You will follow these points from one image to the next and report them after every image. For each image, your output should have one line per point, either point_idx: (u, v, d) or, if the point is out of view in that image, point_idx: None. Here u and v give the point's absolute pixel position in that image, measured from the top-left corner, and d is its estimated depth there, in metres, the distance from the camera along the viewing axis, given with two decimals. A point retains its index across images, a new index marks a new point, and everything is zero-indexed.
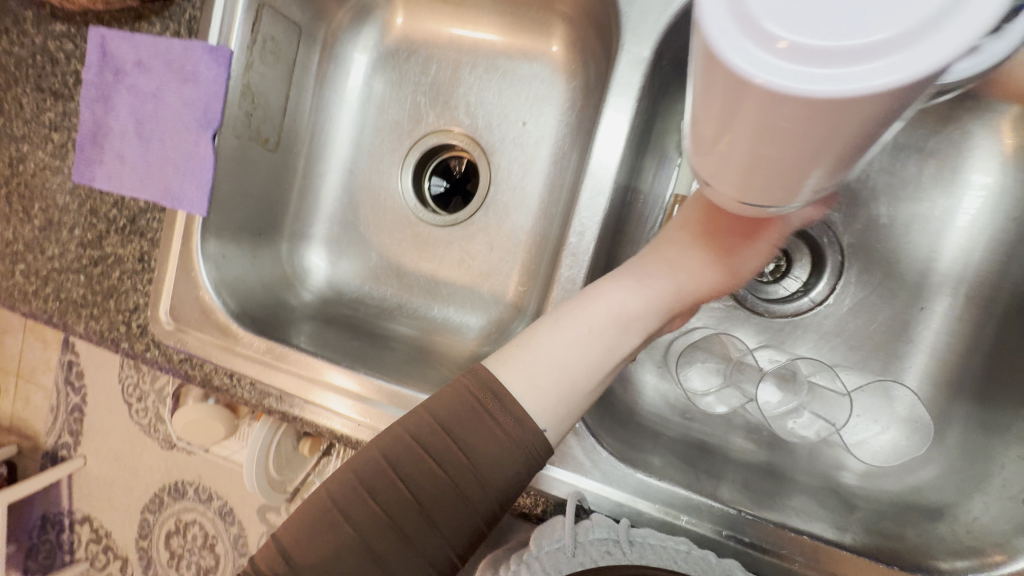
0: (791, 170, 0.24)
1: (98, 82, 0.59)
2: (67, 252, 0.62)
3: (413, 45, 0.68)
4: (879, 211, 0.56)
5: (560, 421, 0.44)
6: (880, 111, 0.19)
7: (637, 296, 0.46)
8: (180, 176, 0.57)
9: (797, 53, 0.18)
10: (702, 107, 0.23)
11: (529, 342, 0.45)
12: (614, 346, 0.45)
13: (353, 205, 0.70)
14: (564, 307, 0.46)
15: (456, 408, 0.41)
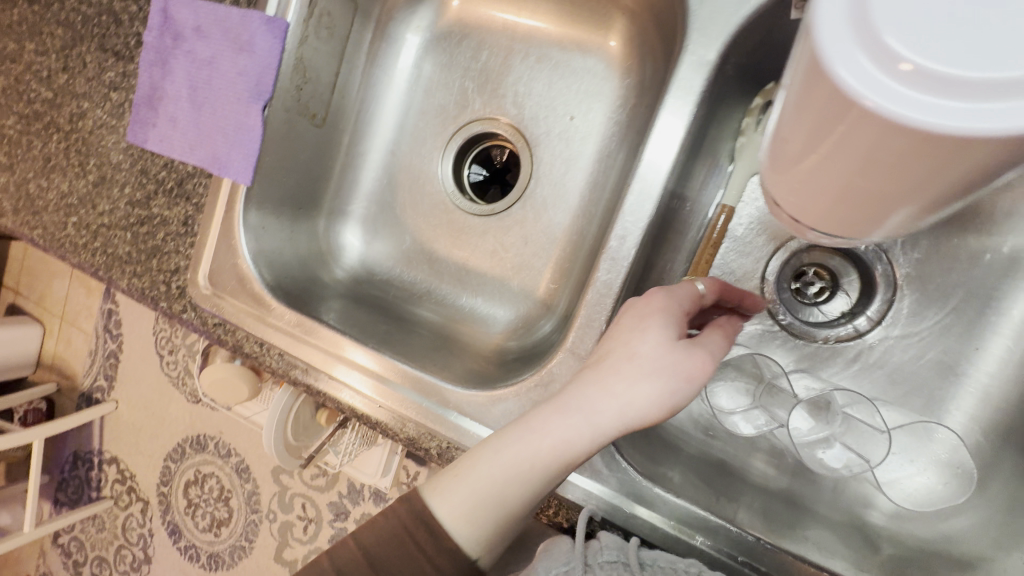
0: (876, 195, 0.24)
1: (158, 46, 0.60)
2: (117, 209, 0.64)
3: (466, 30, 0.67)
4: (943, 242, 0.53)
5: (497, 540, 0.43)
6: (987, 155, 0.20)
7: (580, 436, 0.40)
8: (228, 145, 0.58)
9: (918, 77, 0.18)
10: (802, 113, 0.24)
11: (469, 467, 0.43)
12: (555, 480, 0.42)
13: (391, 186, 0.70)
14: (509, 428, 0.42)
15: (386, 538, 0.43)
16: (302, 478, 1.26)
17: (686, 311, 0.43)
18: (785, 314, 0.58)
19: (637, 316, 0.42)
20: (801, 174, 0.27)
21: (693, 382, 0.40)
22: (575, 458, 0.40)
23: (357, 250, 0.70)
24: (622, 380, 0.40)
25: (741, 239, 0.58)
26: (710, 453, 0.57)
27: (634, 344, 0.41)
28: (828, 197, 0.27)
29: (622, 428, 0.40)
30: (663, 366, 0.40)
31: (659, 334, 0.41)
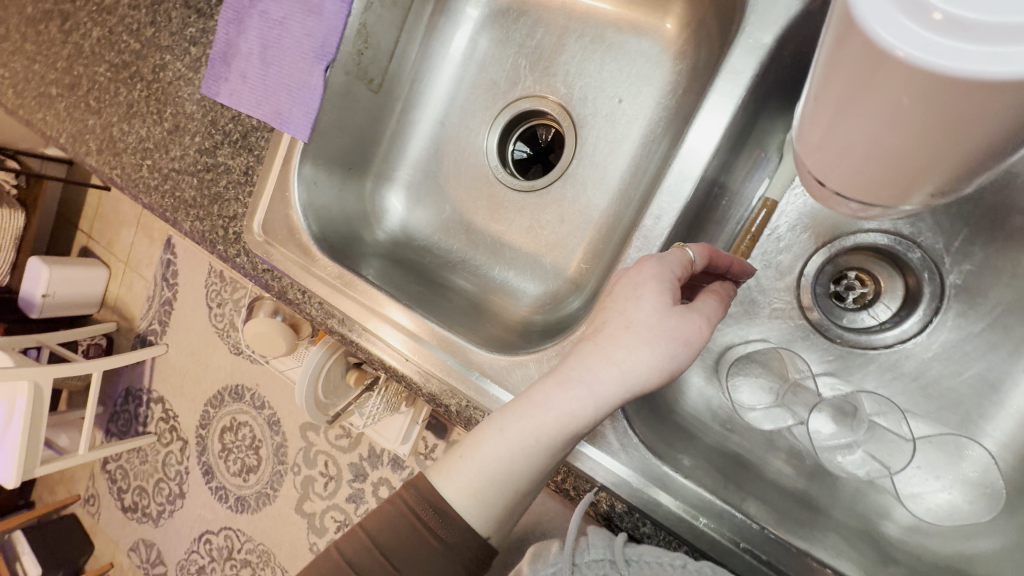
0: (908, 153, 0.25)
1: (236, 5, 0.64)
2: (187, 156, 0.69)
3: (524, 7, 0.68)
4: (998, 253, 0.50)
5: (505, 515, 0.46)
6: (1021, 104, 0.20)
7: (585, 408, 0.41)
8: (291, 101, 0.61)
9: (949, 26, 0.19)
10: (836, 70, 0.24)
11: (473, 449, 0.44)
12: (560, 452, 0.43)
13: (437, 156, 0.72)
14: (511, 408, 0.43)
15: (393, 524, 0.45)
16: (327, 437, 1.32)
17: (677, 277, 0.43)
18: (820, 317, 0.56)
19: (630, 285, 0.42)
20: (836, 138, 0.27)
21: (690, 345, 0.41)
22: (580, 429, 0.42)
23: (399, 215, 0.72)
24: (622, 351, 0.41)
25: (781, 234, 0.57)
26: (726, 445, 0.57)
27: (628, 316, 0.41)
28: (859, 157, 0.27)
29: (626, 394, 0.41)
30: (661, 334, 0.40)
31: (657, 298, 0.41)
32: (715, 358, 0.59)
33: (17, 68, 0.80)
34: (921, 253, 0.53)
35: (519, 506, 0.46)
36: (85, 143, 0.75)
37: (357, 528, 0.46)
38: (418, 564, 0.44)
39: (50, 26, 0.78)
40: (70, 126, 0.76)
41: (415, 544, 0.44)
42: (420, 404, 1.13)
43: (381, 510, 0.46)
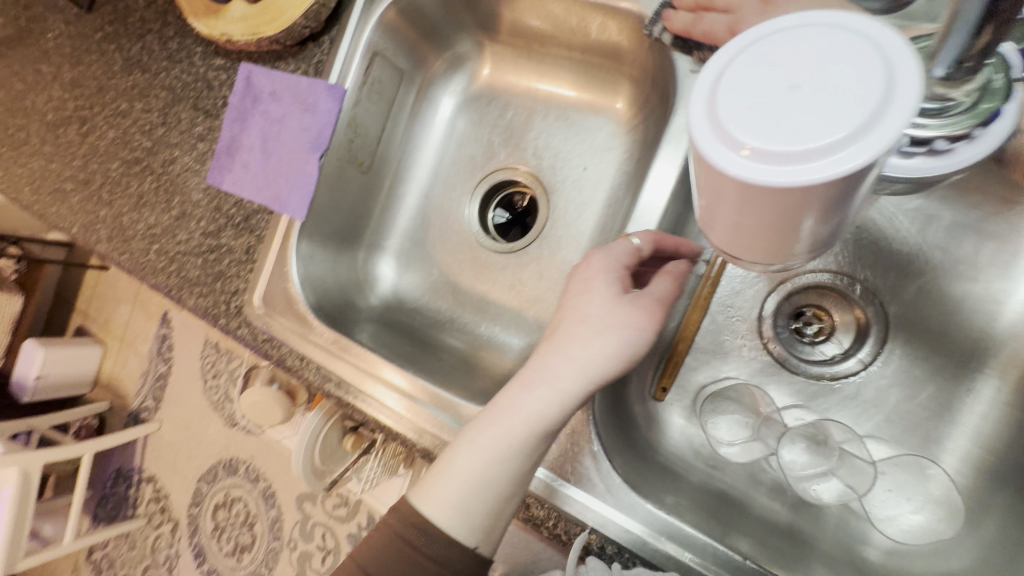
0: (775, 234, 0.28)
1: (240, 106, 0.72)
2: (192, 238, 0.75)
3: (494, 94, 0.75)
4: (928, 285, 0.56)
5: (494, 524, 0.48)
6: (837, 193, 0.23)
7: (550, 403, 0.45)
8: (289, 187, 0.68)
9: (760, 156, 0.22)
10: (701, 183, 0.28)
11: (452, 461, 0.48)
12: (535, 450, 0.47)
13: (424, 225, 0.79)
14: (481, 415, 0.47)
15: (383, 553, 0.47)
16: (324, 507, 1.30)
17: (624, 268, 0.48)
18: (783, 352, 0.61)
19: (582, 282, 0.48)
20: (718, 226, 0.30)
21: (643, 330, 0.45)
22: (549, 424, 0.46)
23: (390, 281, 0.78)
24: (577, 342, 0.45)
25: (740, 278, 0.62)
26: (711, 483, 0.59)
27: (581, 311, 0.46)
28: (743, 240, 0.30)
29: (588, 385, 0.45)
30: (614, 323, 0.45)
31: (605, 291, 0.46)
32: (692, 396, 0.63)
33: (36, 168, 0.87)
34: (863, 287, 0.59)
35: (507, 511, 0.48)
36: (97, 233, 0.81)
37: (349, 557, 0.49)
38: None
39: (68, 130, 0.86)
40: (84, 218, 0.82)
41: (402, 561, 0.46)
42: (417, 463, 1.13)
43: (371, 537, 0.49)
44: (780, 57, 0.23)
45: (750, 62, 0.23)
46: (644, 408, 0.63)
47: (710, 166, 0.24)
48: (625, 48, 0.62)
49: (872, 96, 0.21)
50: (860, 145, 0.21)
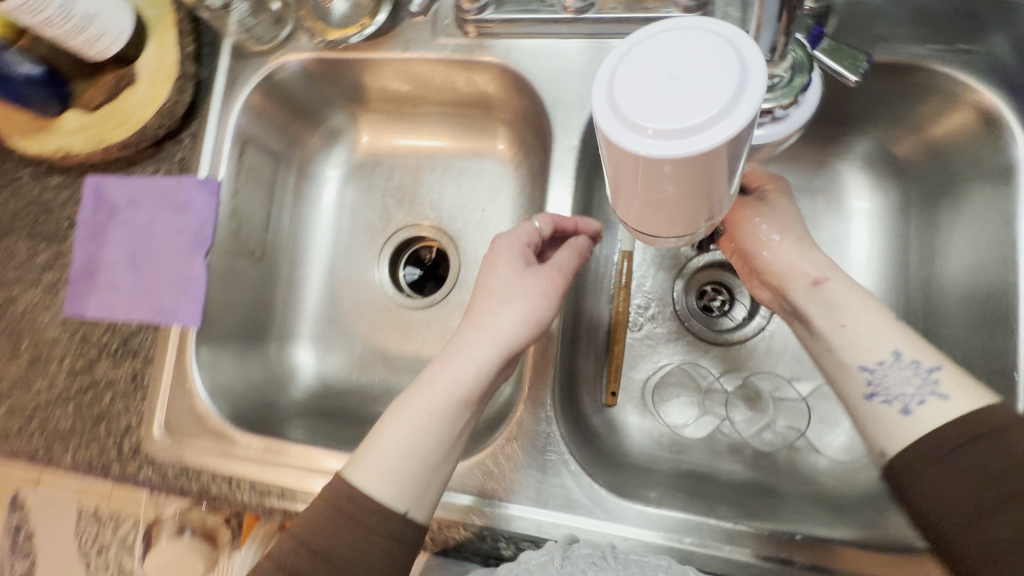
0: (684, 206, 0.30)
1: (92, 222, 0.64)
2: (56, 383, 0.63)
3: (377, 158, 0.76)
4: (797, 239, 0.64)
5: (424, 501, 0.44)
6: (729, 155, 0.26)
7: (468, 372, 0.45)
8: (173, 295, 0.61)
9: (662, 134, 0.24)
10: (614, 174, 0.29)
11: (375, 437, 0.45)
12: (459, 422, 0.46)
13: (334, 301, 0.74)
14: (405, 394, 0.46)
15: (318, 524, 0.43)
16: None
17: (528, 244, 0.50)
18: (701, 329, 0.67)
19: (487, 260, 0.50)
20: (633, 210, 0.32)
21: (548, 298, 0.48)
22: (469, 397, 0.45)
23: (311, 368, 0.71)
24: (490, 313, 0.47)
25: (646, 275, 0.69)
26: (681, 467, 0.62)
27: (489, 285, 0.48)
28: (658, 220, 0.32)
29: (502, 353, 0.46)
30: (521, 291, 0.47)
31: (509, 263, 0.49)
32: (639, 392, 0.66)
33: None
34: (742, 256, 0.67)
35: (436, 494, 0.45)
36: None
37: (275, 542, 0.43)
38: (352, 553, 0.41)
39: None
40: None
41: (344, 537, 0.42)
42: None
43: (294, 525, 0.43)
44: (662, 53, 0.26)
45: (636, 59, 0.26)
46: (601, 417, 0.65)
47: (614, 147, 0.26)
48: (494, 97, 0.67)
49: (737, 74, 0.24)
50: (732, 116, 0.24)
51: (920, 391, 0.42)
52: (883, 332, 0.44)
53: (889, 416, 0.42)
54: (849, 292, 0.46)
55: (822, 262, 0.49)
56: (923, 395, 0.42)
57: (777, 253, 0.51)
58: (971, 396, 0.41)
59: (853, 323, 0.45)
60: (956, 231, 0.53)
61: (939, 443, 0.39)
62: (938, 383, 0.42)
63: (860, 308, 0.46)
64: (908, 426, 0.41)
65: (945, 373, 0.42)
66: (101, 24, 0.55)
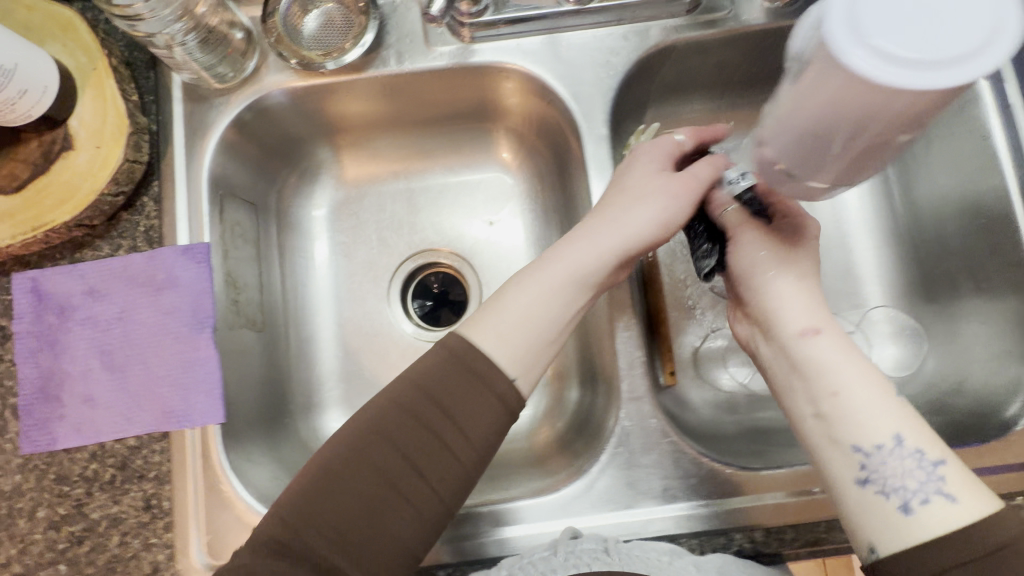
0: (858, 137, 0.30)
1: (39, 328, 0.51)
2: (33, 543, 0.48)
3: (363, 190, 0.69)
4: None
5: (531, 375, 0.44)
6: (933, 102, 0.26)
7: (591, 258, 0.46)
8: (181, 390, 0.50)
9: (889, 57, 0.24)
10: (815, 86, 0.29)
11: (496, 300, 0.46)
12: (573, 305, 0.46)
13: (351, 355, 0.65)
14: (529, 267, 0.47)
15: (439, 371, 0.42)
16: None
17: (671, 155, 0.50)
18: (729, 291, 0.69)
19: (629, 157, 0.50)
20: (795, 128, 0.32)
21: (681, 198, 0.47)
22: (585, 286, 0.46)
23: None
24: (619, 205, 0.48)
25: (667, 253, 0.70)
26: (745, 424, 0.64)
27: (622, 181, 0.49)
28: (816, 146, 0.32)
29: (625, 251, 0.47)
30: (654, 191, 0.47)
31: (646, 161, 0.49)
32: (691, 365, 0.67)
33: None
34: None
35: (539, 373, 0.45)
36: None
37: (394, 388, 0.42)
38: (471, 407, 0.41)
39: None
40: None
41: (467, 393, 0.42)
42: None
43: (411, 371, 0.42)
44: None
45: None
46: (669, 397, 0.64)
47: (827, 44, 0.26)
48: (489, 102, 0.64)
49: (994, 20, 0.24)
50: (955, 69, 0.24)
51: (923, 487, 0.36)
52: (885, 411, 0.38)
53: (886, 509, 0.36)
54: (856, 350, 0.41)
55: (813, 312, 0.42)
56: (926, 493, 0.36)
57: (773, 286, 0.44)
58: (977, 501, 0.35)
59: (848, 392, 0.39)
60: (933, 155, 0.61)
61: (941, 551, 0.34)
62: (940, 485, 0.36)
63: (864, 373, 0.40)
64: (909, 530, 0.35)
65: (951, 470, 0.36)
66: (23, 79, 0.43)
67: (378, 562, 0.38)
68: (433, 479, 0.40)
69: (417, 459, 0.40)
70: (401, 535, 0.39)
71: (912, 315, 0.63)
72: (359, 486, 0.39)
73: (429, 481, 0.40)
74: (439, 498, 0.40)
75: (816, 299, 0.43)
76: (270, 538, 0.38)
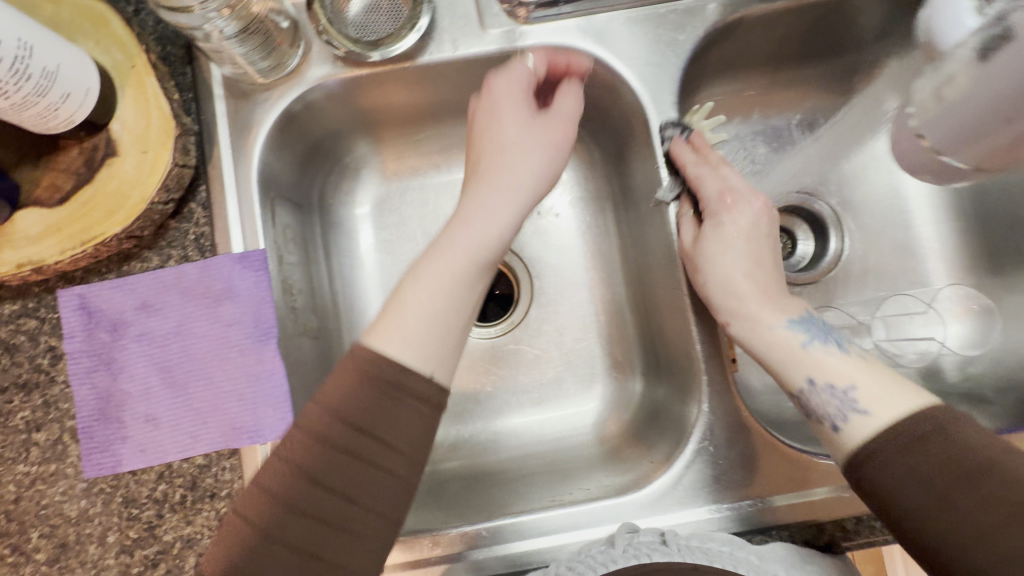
0: None
1: (92, 347, 0.48)
2: (106, 569, 0.47)
3: (405, 184, 0.66)
4: (866, 167, 0.66)
5: (448, 366, 0.42)
6: None
7: (486, 232, 0.46)
8: (249, 404, 0.48)
9: None
10: None
11: (398, 301, 0.43)
12: (480, 285, 0.45)
13: None
14: (422, 259, 0.45)
15: (350, 396, 0.39)
16: None
17: (527, 88, 0.50)
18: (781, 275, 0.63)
19: (490, 111, 0.49)
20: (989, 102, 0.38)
21: (560, 147, 0.49)
22: (488, 257, 0.45)
23: None
24: (509, 178, 0.48)
25: None
26: None
27: (498, 141, 0.49)
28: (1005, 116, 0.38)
29: (520, 213, 0.48)
30: (534, 142, 0.49)
31: (515, 112, 0.49)
32: None
33: None
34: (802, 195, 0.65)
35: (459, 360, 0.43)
36: None
37: (306, 420, 0.39)
38: (397, 424, 0.39)
39: None
40: None
41: (386, 409, 0.39)
42: None
43: (318, 399, 0.40)
44: None
45: None
46: None
47: None
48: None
49: None
50: None
51: (842, 408, 0.42)
52: (793, 361, 0.45)
53: (824, 432, 0.43)
54: (766, 314, 0.47)
55: (730, 270, 0.48)
56: (845, 412, 0.41)
57: (706, 245, 0.50)
58: (890, 408, 0.40)
59: (762, 335, 0.46)
60: None
61: (885, 457, 0.38)
62: (857, 402, 0.41)
63: (771, 338, 0.46)
64: (842, 445, 0.41)
65: (864, 387, 0.42)
66: (66, 81, 0.40)
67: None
68: (369, 501, 0.38)
69: (347, 483, 0.38)
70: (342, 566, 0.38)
71: (979, 291, 0.62)
72: (294, 530, 0.38)
73: (364, 503, 0.38)
74: (379, 522, 0.39)
75: (750, 256, 0.49)
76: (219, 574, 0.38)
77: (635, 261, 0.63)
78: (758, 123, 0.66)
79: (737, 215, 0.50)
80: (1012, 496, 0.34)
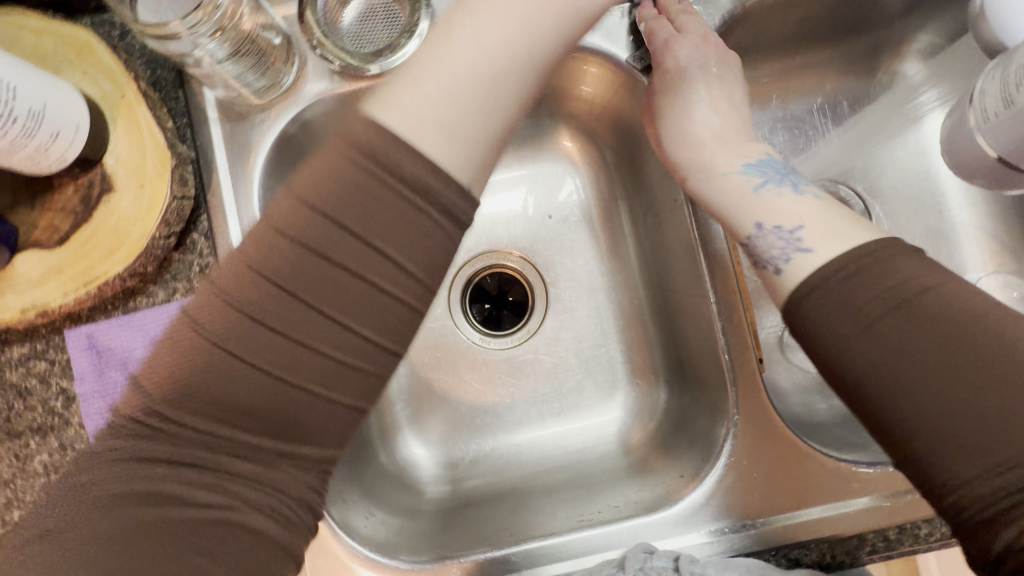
0: None
1: (102, 385, 0.47)
2: None
3: None
4: (895, 151, 0.62)
5: (480, 171, 0.34)
6: None
7: (538, 15, 0.37)
8: None
9: None
10: None
11: (426, 64, 0.35)
12: (526, 73, 0.36)
13: (415, 373, 0.63)
14: (457, 21, 0.36)
15: (341, 179, 0.31)
16: None
17: None
18: None
19: None
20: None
21: None
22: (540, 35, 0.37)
23: (439, 459, 0.61)
24: None
25: None
26: None
27: None
28: None
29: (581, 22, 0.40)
30: None
31: None
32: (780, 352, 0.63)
33: None
34: (830, 182, 0.62)
35: (491, 166, 0.35)
36: None
37: (282, 208, 0.31)
38: (395, 222, 0.31)
39: None
40: None
41: (386, 204, 0.31)
42: None
43: (295, 187, 0.31)
44: None
45: None
46: None
47: None
48: (562, 84, 0.59)
49: None
50: None
51: (786, 249, 0.38)
52: (744, 208, 0.42)
53: (768, 277, 0.39)
54: (722, 161, 0.45)
55: (695, 129, 0.48)
56: (788, 252, 0.38)
57: (675, 115, 0.49)
58: (837, 244, 0.36)
59: (719, 185, 0.44)
60: None
61: (823, 283, 0.34)
62: (802, 239, 0.38)
63: (722, 184, 0.44)
64: (783, 287, 0.37)
65: (812, 227, 0.38)
66: (54, 120, 0.38)
67: (298, 430, 0.32)
68: (360, 324, 0.31)
69: (325, 293, 0.31)
70: (322, 393, 0.31)
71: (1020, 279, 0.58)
72: (263, 352, 0.30)
73: (349, 322, 0.31)
74: (373, 351, 0.32)
75: (723, 121, 0.48)
76: (149, 410, 0.30)
77: (653, 264, 0.61)
78: (777, 110, 0.63)
79: (698, 57, 0.49)
80: (947, 317, 0.30)
